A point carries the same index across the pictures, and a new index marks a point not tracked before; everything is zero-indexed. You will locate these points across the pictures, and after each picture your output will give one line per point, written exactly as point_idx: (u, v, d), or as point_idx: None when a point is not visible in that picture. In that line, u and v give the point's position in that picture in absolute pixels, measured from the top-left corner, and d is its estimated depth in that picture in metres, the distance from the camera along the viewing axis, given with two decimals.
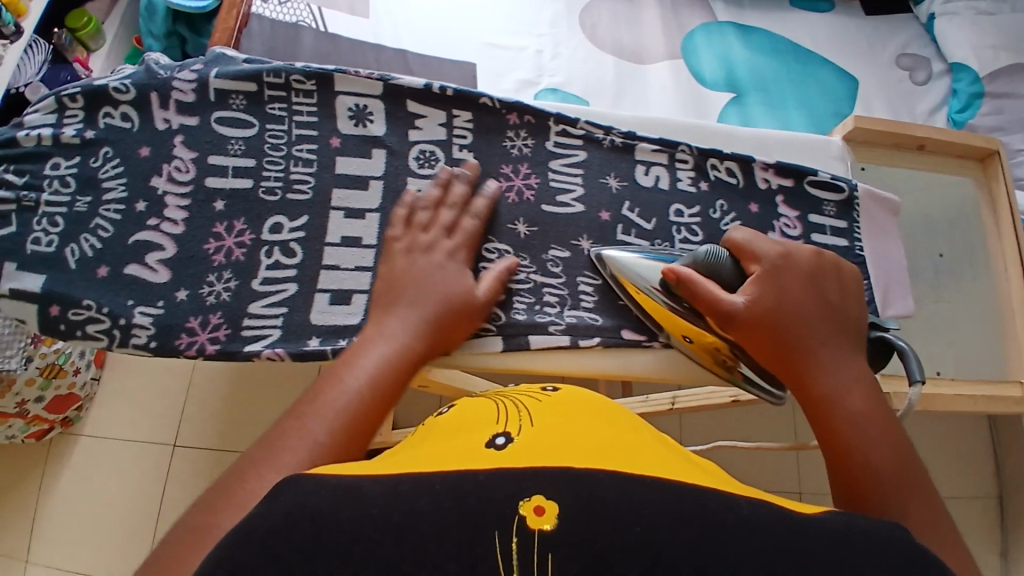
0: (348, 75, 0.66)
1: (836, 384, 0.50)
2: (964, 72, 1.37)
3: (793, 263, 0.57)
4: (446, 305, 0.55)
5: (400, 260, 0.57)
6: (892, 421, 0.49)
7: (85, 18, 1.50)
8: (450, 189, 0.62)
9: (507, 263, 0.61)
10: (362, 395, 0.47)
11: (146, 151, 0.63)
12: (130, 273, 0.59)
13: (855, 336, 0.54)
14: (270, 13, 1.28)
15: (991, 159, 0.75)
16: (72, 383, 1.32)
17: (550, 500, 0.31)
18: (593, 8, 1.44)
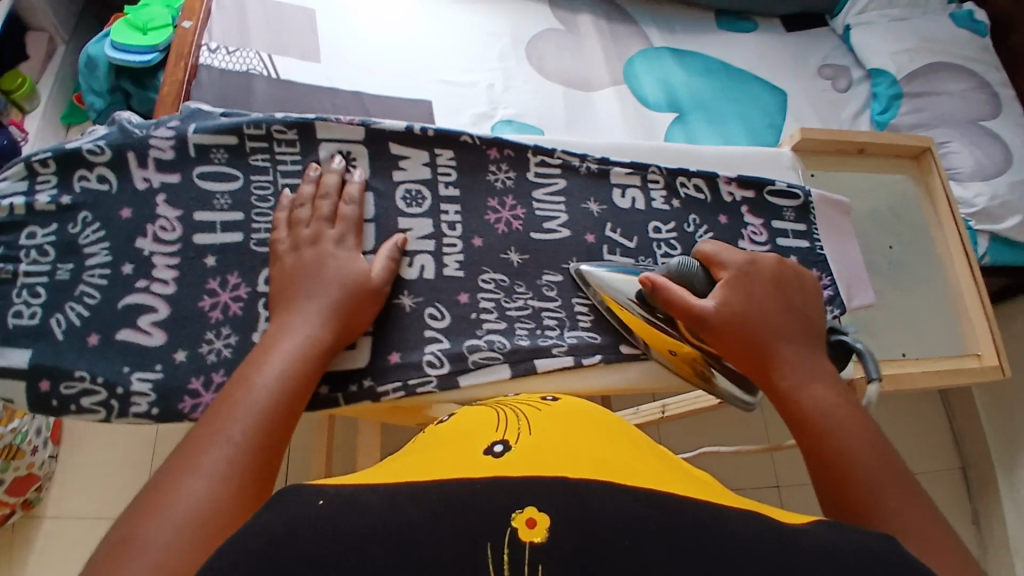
0: (329, 122, 0.66)
1: (803, 376, 0.54)
2: (881, 77, 1.50)
3: (757, 270, 0.62)
4: (346, 290, 0.57)
5: (287, 260, 0.58)
6: (858, 408, 0.53)
7: (19, 79, 1.49)
8: (321, 182, 0.63)
9: (395, 240, 0.63)
10: (272, 390, 0.49)
11: (128, 213, 0.62)
12: (122, 339, 0.57)
13: (814, 336, 0.59)
14: (220, 62, 1.28)
15: (924, 155, 0.85)
16: (31, 463, 1.26)
17: (541, 513, 0.33)
18: (539, 41, 1.51)
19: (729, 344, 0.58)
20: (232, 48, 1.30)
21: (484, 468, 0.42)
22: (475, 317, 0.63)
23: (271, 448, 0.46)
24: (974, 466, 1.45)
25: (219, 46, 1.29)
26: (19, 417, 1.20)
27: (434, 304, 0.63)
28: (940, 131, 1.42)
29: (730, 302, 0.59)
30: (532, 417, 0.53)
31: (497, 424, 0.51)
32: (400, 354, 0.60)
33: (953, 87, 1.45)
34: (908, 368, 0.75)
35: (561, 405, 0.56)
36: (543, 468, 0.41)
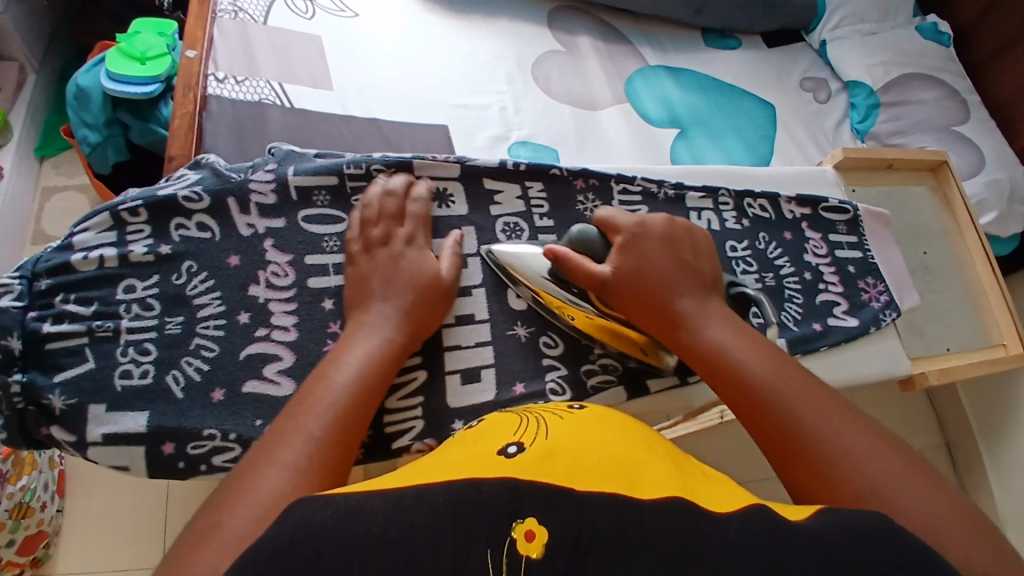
0: (427, 160, 0.68)
1: (704, 329, 0.57)
2: (859, 88, 1.62)
3: (646, 231, 0.62)
4: (420, 292, 0.58)
5: (363, 260, 0.59)
6: (754, 341, 0.55)
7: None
8: (387, 181, 0.64)
9: (454, 236, 0.64)
10: (350, 390, 0.51)
11: (236, 260, 0.61)
12: (251, 390, 0.57)
13: (707, 285, 0.61)
14: (229, 92, 1.24)
15: (940, 168, 0.95)
16: (41, 520, 1.16)
17: (539, 527, 0.37)
18: (543, 62, 1.53)
19: (638, 311, 0.60)
20: (240, 78, 1.26)
21: (490, 470, 0.42)
22: (586, 342, 0.65)
23: (346, 445, 0.48)
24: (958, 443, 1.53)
25: (227, 76, 1.25)
26: (29, 472, 1.10)
27: (547, 332, 0.65)
28: (916, 138, 1.55)
29: (625, 270, 0.59)
30: (555, 423, 0.50)
31: (517, 426, 0.49)
32: (523, 384, 0.62)
33: (925, 95, 1.58)
34: (954, 362, 0.83)
35: (588, 412, 0.52)
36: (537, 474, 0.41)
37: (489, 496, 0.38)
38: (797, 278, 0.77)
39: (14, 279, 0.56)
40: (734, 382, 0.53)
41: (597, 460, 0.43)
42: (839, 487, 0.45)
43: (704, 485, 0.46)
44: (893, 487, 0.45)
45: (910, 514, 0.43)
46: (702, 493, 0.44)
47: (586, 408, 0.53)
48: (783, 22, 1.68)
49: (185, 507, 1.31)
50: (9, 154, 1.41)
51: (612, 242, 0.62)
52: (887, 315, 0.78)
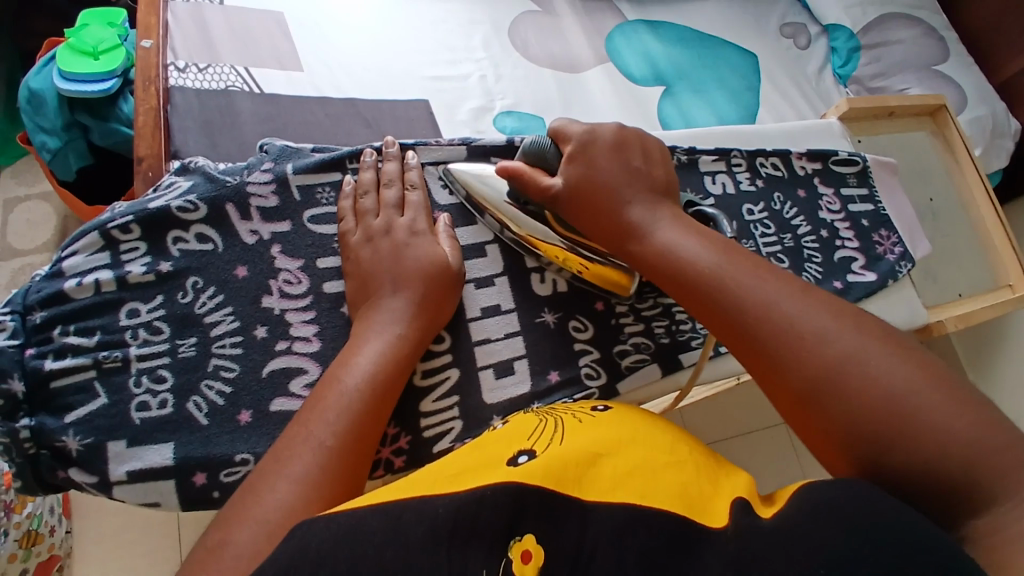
0: (430, 145, 0.64)
1: (656, 233, 0.55)
2: (839, 31, 1.61)
3: (592, 143, 0.59)
4: (428, 281, 0.55)
5: (364, 252, 0.56)
6: (705, 238, 0.54)
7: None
8: (383, 170, 0.60)
9: (443, 218, 0.61)
10: (362, 394, 0.48)
11: (244, 271, 0.57)
12: (278, 409, 0.54)
13: (660, 189, 0.58)
14: (192, 82, 1.16)
15: (939, 112, 0.94)
16: (52, 544, 1.14)
17: (535, 547, 0.37)
18: (519, 24, 1.47)
19: (593, 223, 0.58)
20: (202, 65, 1.18)
21: (495, 474, 0.41)
22: (615, 322, 0.63)
23: (359, 453, 0.46)
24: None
25: (188, 64, 1.17)
26: (33, 500, 1.06)
27: (576, 315, 0.62)
28: (899, 78, 1.53)
29: (574, 178, 0.58)
30: (574, 427, 0.49)
31: (532, 434, 0.48)
32: (558, 372, 0.60)
33: (904, 34, 1.57)
34: (966, 306, 0.84)
35: (607, 416, 0.52)
36: (546, 477, 0.40)
37: (521, 512, 0.38)
38: (814, 237, 0.76)
39: (6, 315, 0.52)
40: (688, 284, 0.52)
41: (610, 467, 0.43)
42: (799, 376, 0.45)
43: (705, 476, 0.45)
44: (861, 365, 0.43)
45: (875, 390, 0.42)
46: (697, 494, 0.42)
47: (609, 411, 0.52)
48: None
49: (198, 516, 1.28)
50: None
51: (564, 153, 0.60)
52: (903, 267, 0.78)
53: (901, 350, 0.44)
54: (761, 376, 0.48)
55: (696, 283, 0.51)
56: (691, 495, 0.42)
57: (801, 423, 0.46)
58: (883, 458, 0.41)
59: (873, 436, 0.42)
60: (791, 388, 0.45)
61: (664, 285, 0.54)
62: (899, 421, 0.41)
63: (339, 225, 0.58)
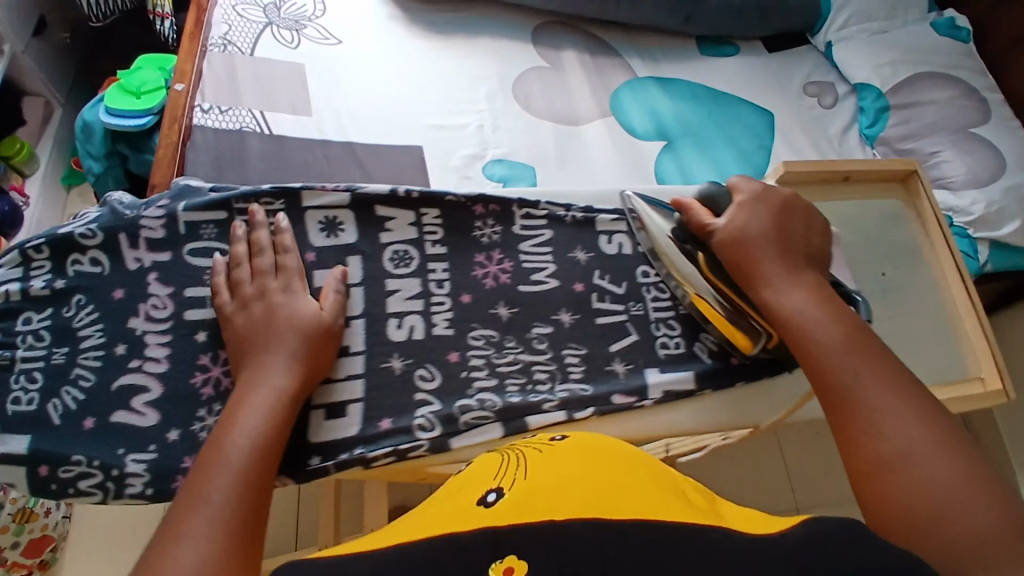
0: (314, 189, 0.67)
1: (790, 291, 0.60)
2: (868, 90, 1.52)
3: (766, 199, 0.65)
4: (303, 335, 0.58)
5: (240, 316, 0.59)
6: (836, 308, 0.58)
7: (17, 144, 1.48)
8: (254, 240, 0.63)
9: (337, 272, 0.63)
10: (252, 453, 0.50)
11: (120, 294, 0.63)
12: (118, 421, 0.59)
13: (803, 251, 0.63)
14: (213, 122, 1.29)
15: (910, 178, 0.88)
16: (46, 524, 1.23)
17: (519, 561, 0.34)
18: (524, 79, 1.51)
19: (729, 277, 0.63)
20: (223, 108, 1.31)
21: (468, 517, 0.39)
22: (465, 375, 0.64)
23: (260, 508, 0.48)
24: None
25: (212, 106, 1.31)
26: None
27: (425, 364, 0.63)
28: (930, 140, 1.42)
29: (730, 233, 0.63)
30: (534, 460, 0.48)
31: (495, 471, 0.47)
32: (391, 420, 0.61)
33: (940, 94, 1.46)
34: None
35: (566, 443, 0.51)
36: (508, 515, 0.39)
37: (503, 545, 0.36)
38: None
39: None
40: (810, 346, 0.56)
41: (577, 487, 0.41)
42: (885, 446, 0.49)
43: (678, 501, 0.42)
44: (917, 459, 0.47)
45: (935, 484, 0.46)
46: (663, 503, 0.41)
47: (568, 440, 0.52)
48: (784, 24, 1.60)
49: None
50: (35, 185, 1.53)
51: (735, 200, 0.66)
52: None
53: (970, 460, 0.47)
54: (843, 438, 0.51)
55: (817, 346, 0.56)
56: (662, 504, 0.41)
57: (857, 490, 0.49)
58: (917, 536, 0.44)
59: (915, 518, 0.45)
60: (864, 456, 0.49)
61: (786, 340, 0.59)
62: (947, 512, 0.44)
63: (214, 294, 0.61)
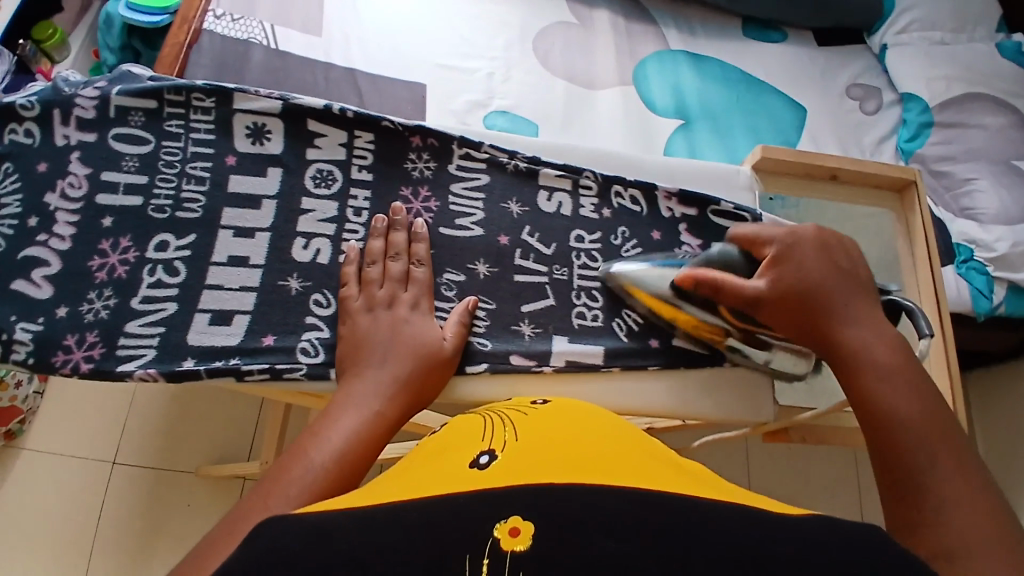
0: (247, 93, 0.65)
1: (867, 341, 0.54)
2: (913, 102, 1.34)
3: (838, 243, 0.61)
4: (419, 362, 0.56)
5: (363, 320, 0.58)
6: (919, 373, 0.52)
7: (50, 29, 1.45)
8: (390, 239, 0.62)
9: (468, 302, 0.62)
10: (327, 468, 0.46)
11: (44, 167, 0.62)
12: (15, 289, 0.59)
13: (876, 299, 0.58)
14: (222, 29, 1.21)
15: (907, 189, 0.81)
16: (13, 396, 1.26)
17: (525, 522, 0.32)
18: (548, 32, 1.44)
19: (787, 319, 0.58)
20: (236, 16, 1.23)
21: (465, 481, 0.38)
22: None
23: None
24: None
25: (224, 13, 1.22)
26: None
27: (321, 290, 0.61)
28: (966, 166, 1.27)
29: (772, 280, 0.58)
30: (520, 424, 0.48)
31: (483, 431, 0.47)
32: (275, 337, 0.59)
33: (989, 120, 1.30)
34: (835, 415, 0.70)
35: (550, 409, 0.52)
36: (510, 479, 0.38)
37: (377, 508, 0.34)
38: None
39: None
40: (885, 406, 0.50)
41: (586, 460, 0.41)
42: (942, 537, 0.42)
43: (686, 481, 0.41)
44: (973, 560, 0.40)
45: None
46: (673, 478, 0.41)
47: (550, 404, 0.53)
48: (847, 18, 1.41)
49: (143, 415, 1.36)
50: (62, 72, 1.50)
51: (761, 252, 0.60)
52: None
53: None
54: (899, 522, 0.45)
55: (889, 407, 0.50)
56: (667, 476, 0.41)
57: None
58: None
59: None
60: (925, 543, 0.43)
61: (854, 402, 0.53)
62: None
63: (340, 289, 0.60)
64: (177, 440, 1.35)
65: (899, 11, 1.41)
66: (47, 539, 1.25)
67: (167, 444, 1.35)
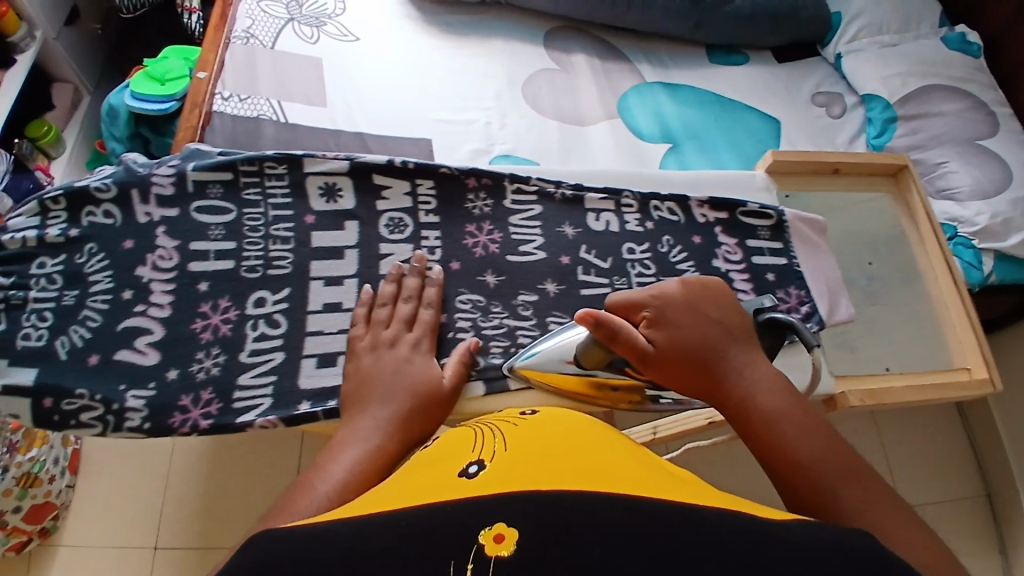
0: (316, 158, 0.71)
1: (751, 387, 0.57)
2: (875, 101, 1.47)
3: (708, 293, 0.64)
4: (417, 395, 0.59)
5: (366, 359, 0.61)
6: (804, 407, 0.55)
7: (44, 126, 1.41)
8: (403, 283, 0.67)
9: (469, 343, 0.65)
10: (334, 500, 0.47)
11: (130, 244, 0.67)
12: (121, 359, 0.63)
13: (751, 344, 0.61)
14: (232, 109, 1.22)
15: (902, 173, 0.91)
16: (48, 492, 1.20)
17: (510, 527, 0.34)
18: (534, 78, 1.48)
19: (677, 378, 0.59)
20: (243, 96, 1.24)
21: (456, 489, 0.41)
22: (451, 336, 0.67)
23: None
24: (1000, 493, 1.42)
25: (231, 94, 1.24)
26: (39, 445, 1.16)
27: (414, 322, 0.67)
28: (936, 151, 1.39)
29: (661, 342, 0.59)
30: (512, 436, 0.51)
31: (474, 443, 0.50)
32: None
33: (947, 106, 1.42)
34: (890, 381, 0.78)
35: (537, 420, 0.55)
36: (491, 487, 0.40)
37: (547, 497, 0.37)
38: None
39: None
40: (788, 448, 0.52)
41: (554, 466, 0.43)
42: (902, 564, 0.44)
43: (642, 475, 0.45)
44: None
45: None
46: (644, 481, 0.43)
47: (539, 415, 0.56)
48: (799, 32, 1.56)
49: (181, 493, 1.32)
50: (60, 167, 1.47)
51: (640, 318, 0.62)
52: None
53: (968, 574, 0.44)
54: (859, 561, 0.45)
55: (793, 448, 0.51)
56: (639, 480, 0.43)
57: None
58: None
59: None
60: None
61: (755, 451, 0.54)
62: None
63: (350, 329, 0.64)
64: (217, 514, 1.30)
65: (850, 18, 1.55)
66: None
67: (208, 519, 1.30)
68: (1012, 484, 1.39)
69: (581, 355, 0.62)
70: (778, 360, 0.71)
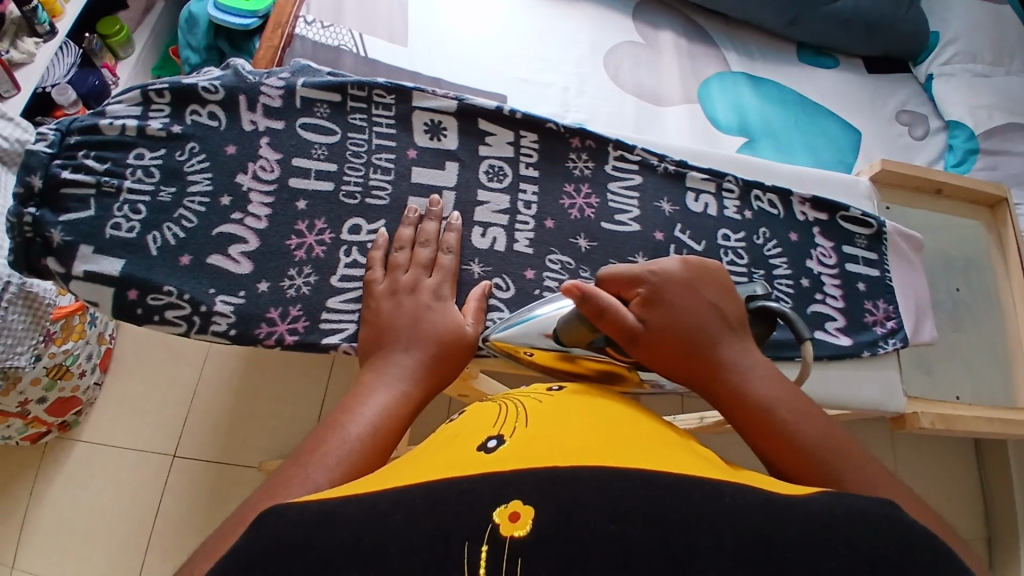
0: (425, 92, 0.70)
1: (748, 376, 0.50)
2: (958, 128, 1.17)
3: (708, 273, 0.56)
4: (441, 346, 0.57)
5: (385, 305, 0.60)
6: (800, 395, 0.50)
7: (118, 25, 1.32)
8: (422, 227, 0.65)
9: (480, 286, 0.64)
10: (363, 443, 0.46)
11: (232, 150, 0.66)
12: (213, 263, 0.62)
13: (745, 332, 0.54)
14: (315, 36, 1.03)
15: (999, 206, 0.87)
16: (76, 386, 1.12)
17: (525, 506, 0.32)
18: (618, 49, 1.20)
19: (664, 363, 0.53)
20: (327, 23, 1.04)
21: (470, 465, 0.38)
22: (538, 293, 0.67)
23: None
24: (1001, 538, 1.22)
25: (315, 19, 1.04)
26: (75, 338, 1.06)
27: (501, 274, 0.67)
28: None
29: (653, 321, 0.53)
30: (535, 408, 0.47)
31: (497, 417, 0.46)
32: None
33: None
34: (961, 411, 0.77)
35: (567, 394, 0.50)
36: (505, 464, 0.38)
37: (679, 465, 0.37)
38: (790, 282, 0.72)
39: (51, 130, 0.64)
40: (792, 442, 0.46)
41: (571, 445, 0.39)
42: None
43: (658, 452, 0.41)
44: None
45: None
46: (670, 459, 0.40)
47: (565, 391, 0.51)
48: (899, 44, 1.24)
49: (209, 404, 1.23)
50: (127, 70, 1.37)
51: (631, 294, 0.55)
52: (887, 343, 0.72)
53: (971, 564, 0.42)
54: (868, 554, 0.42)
55: (800, 441, 0.46)
56: (662, 458, 0.39)
57: None
58: None
59: None
60: None
61: (752, 442, 0.49)
62: None
63: (366, 272, 0.63)
64: (241, 430, 1.21)
65: (948, 37, 1.24)
66: (104, 532, 1.13)
67: (232, 435, 1.21)
68: (1018, 532, 1.19)
69: (565, 332, 0.57)
70: (852, 371, 0.70)
